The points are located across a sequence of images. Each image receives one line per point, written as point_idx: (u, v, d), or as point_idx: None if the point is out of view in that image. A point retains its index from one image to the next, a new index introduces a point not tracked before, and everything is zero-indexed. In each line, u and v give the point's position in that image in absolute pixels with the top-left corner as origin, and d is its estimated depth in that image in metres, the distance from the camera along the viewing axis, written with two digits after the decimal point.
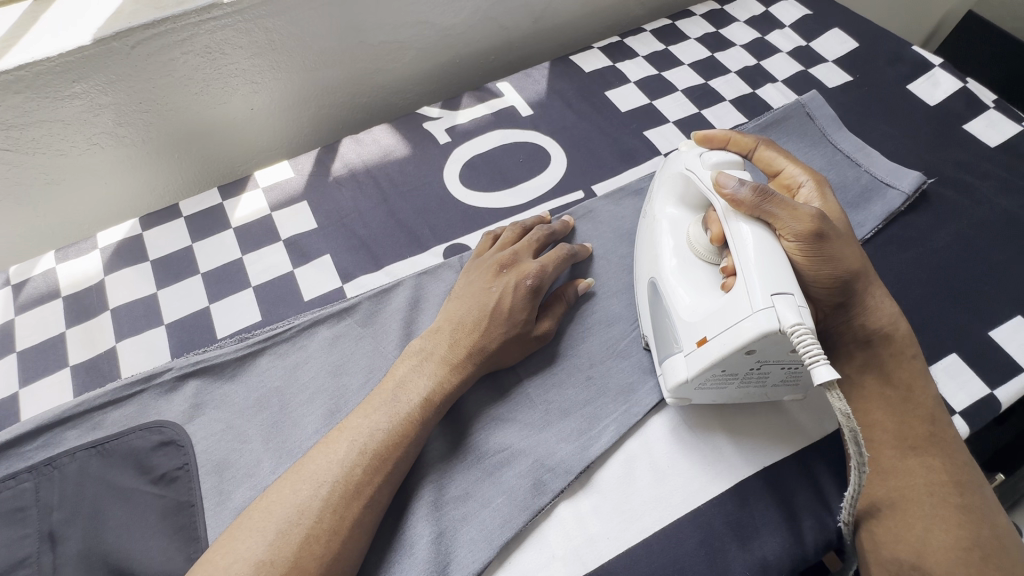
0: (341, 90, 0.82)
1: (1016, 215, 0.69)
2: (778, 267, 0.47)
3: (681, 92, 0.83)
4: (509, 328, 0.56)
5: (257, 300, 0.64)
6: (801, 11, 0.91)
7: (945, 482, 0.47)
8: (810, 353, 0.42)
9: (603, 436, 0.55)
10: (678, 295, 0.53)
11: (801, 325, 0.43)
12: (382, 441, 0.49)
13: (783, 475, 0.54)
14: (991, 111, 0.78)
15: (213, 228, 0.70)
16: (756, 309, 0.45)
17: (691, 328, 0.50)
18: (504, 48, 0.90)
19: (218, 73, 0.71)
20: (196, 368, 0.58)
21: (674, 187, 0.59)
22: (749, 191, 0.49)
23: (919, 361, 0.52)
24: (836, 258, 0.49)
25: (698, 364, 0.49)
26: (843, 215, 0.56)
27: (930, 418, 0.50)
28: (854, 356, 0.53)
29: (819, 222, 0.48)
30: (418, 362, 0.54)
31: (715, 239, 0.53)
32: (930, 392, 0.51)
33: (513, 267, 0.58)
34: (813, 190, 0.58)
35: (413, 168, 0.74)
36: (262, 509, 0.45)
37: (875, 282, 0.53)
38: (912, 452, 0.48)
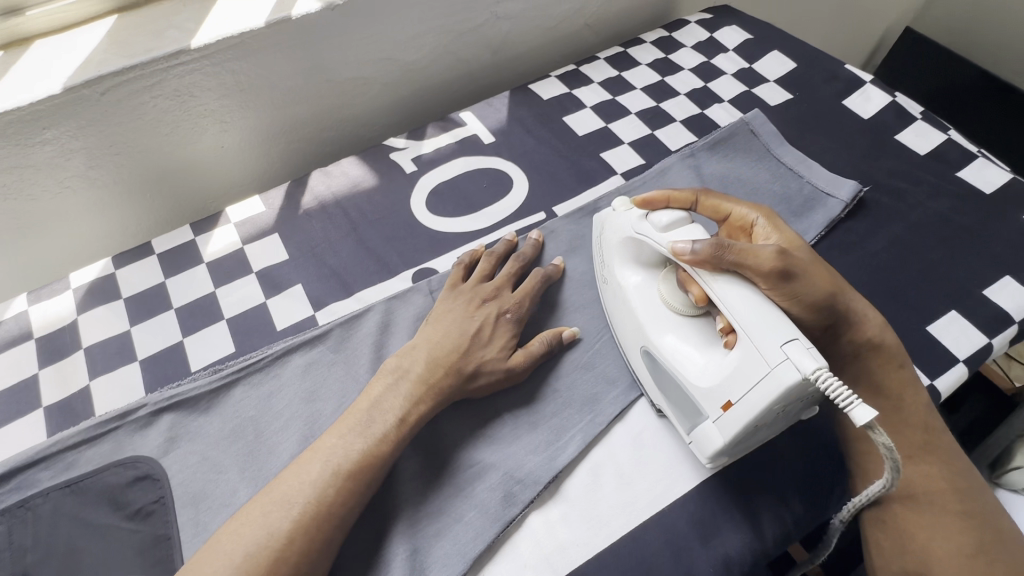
0: (310, 125, 0.85)
1: (946, 217, 0.74)
2: (771, 319, 0.48)
3: (634, 115, 0.87)
4: (488, 356, 0.58)
5: (231, 332, 0.66)
6: (743, 35, 0.98)
7: (943, 489, 0.53)
8: (842, 397, 0.42)
9: (569, 446, 0.57)
10: (688, 356, 0.55)
11: (822, 368, 0.44)
12: (357, 463, 0.50)
13: (741, 473, 0.56)
14: (918, 122, 0.84)
15: (186, 264, 0.71)
16: (773, 365, 0.46)
17: (711, 395, 0.51)
18: (466, 80, 0.95)
19: (188, 115, 0.73)
20: (169, 403, 0.59)
21: (635, 252, 0.62)
22: (707, 246, 0.52)
23: (908, 372, 0.57)
24: (812, 286, 0.52)
25: (731, 428, 0.50)
26: (802, 242, 0.60)
27: (924, 427, 0.56)
28: (845, 368, 0.57)
29: (780, 260, 0.51)
30: (393, 381, 0.56)
31: (700, 300, 0.55)
32: (922, 400, 0.56)
33: (494, 300, 0.62)
34: (767, 225, 0.61)
35: (382, 197, 0.77)
36: (222, 539, 0.46)
37: (853, 295, 0.57)
38: (909, 461, 0.55)
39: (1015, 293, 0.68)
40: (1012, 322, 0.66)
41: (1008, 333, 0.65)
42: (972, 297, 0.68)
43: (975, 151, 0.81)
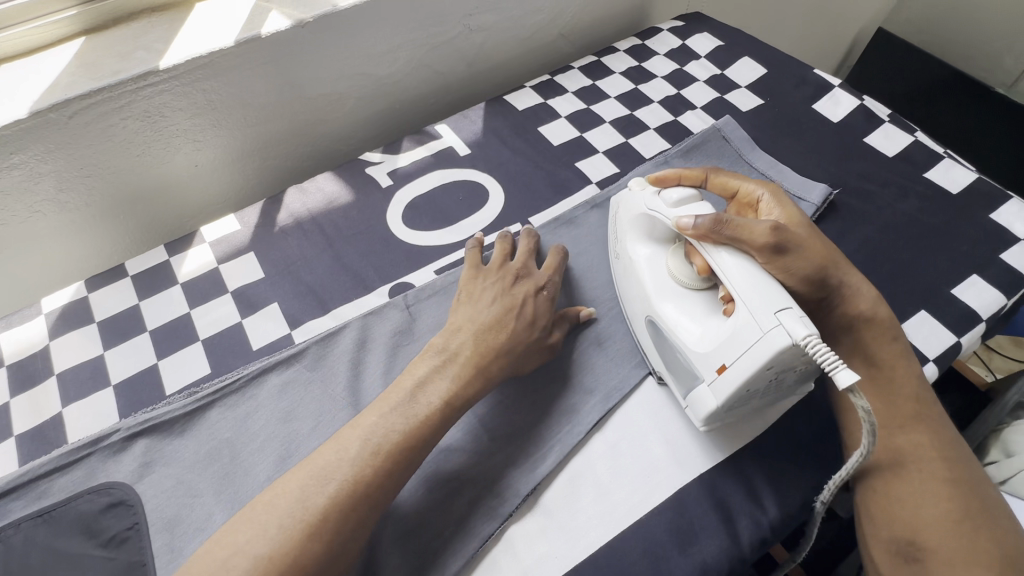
0: (285, 141, 0.85)
1: (914, 218, 0.76)
2: (767, 289, 0.50)
3: (608, 124, 0.88)
4: (535, 334, 0.60)
5: (206, 353, 0.65)
6: (714, 42, 0.99)
7: (932, 457, 0.53)
8: (828, 361, 0.44)
9: (547, 457, 0.57)
10: (684, 326, 0.57)
11: (812, 335, 0.46)
12: (398, 445, 0.50)
13: (718, 479, 0.57)
14: (886, 124, 0.86)
15: (161, 285, 0.71)
16: (765, 330, 0.48)
17: (706, 358, 0.53)
18: (442, 92, 0.95)
19: (159, 135, 0.73)
20: (143, 427, 0.58)
21: (645, 227, 0.64)
22: (707, 221, 0.54)
23: (900, 343, 0.58)
24: (804, 260, 0.55)
25: (723, 391, 0.51)
26: (803, 217, 0.62)
27: (914, 397, 0.56)
28: (842, 341, 0.58)
29: (775, 235, 0.53)
30: (436, 364, 0.55)
31: (703, 270, 0.57)
32: (913, 372, 0.57)
33: (525, 280, 0.63)
34: (772, 200, 0.63)
35: (357, 212, 0.77)
36: (256, 512, 0.46)
37: (850, 270, 0.59)
38: (899, 430, 0.55)
39: (982, 291, 0.69)
40: (980, 320, 0.67)
41: (976, 331, 0.67)
42: (940, 297, 0.69)
43: (942, 152, 0.82)
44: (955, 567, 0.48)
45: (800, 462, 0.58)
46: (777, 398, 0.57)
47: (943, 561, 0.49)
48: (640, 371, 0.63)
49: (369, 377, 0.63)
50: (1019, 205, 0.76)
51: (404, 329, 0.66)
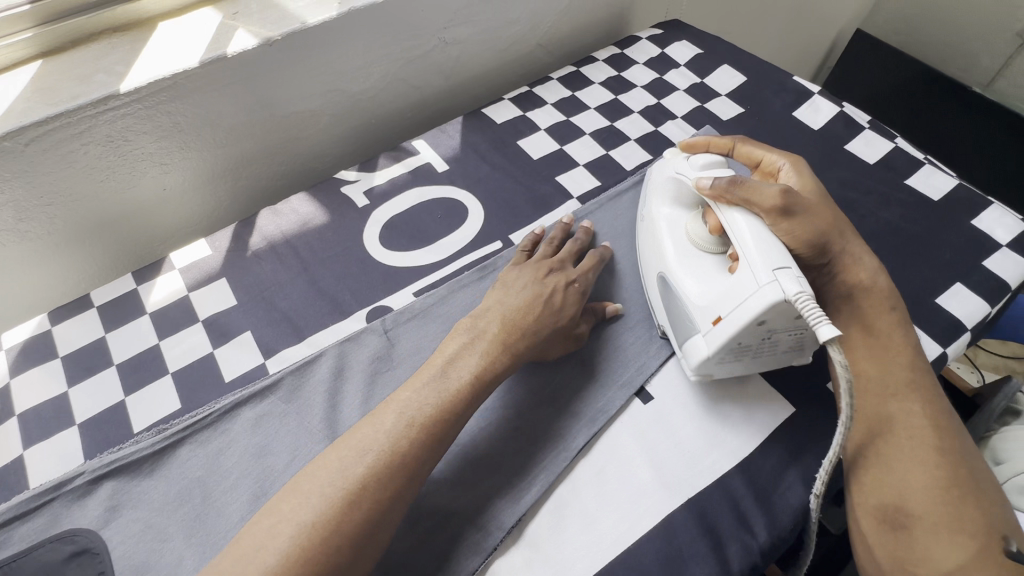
0: (257, 161, 0.82)
1: (897, 226, 0.75)
2: (770, 248, 0.51)
3: (589, 136, 0.87)
4: (562, 321, 0.61)
5: (176, 387, 0.63)
6: (693, 50, 0.98)
7: (923, 426, 0.52)
8: (812, 315, 0.45)
9: (531, 487, 0.56)
10: (687, 281, 0.58)
11: (803, 293, 0.47)
12: (431, 418, 0.52)
13: (707, 503, 0.55)
14: (866, 131, 0.85)
15: (128, 316, 0.68)
16: (761, 285, 0.49)
17: (705, 310, 0.55)
18: (419, 106, 0.93)
19: (124, 159, 0.70)
20: (109, 469, 0.56)
21: (670, 190, 0.65)
22: (722, 181, 0.56)
23: (896, 312, 0.57)
24: (809, 223, 0.55)
25: (715, 341, 0.53)
26: (819, 189, 0.62)
27: (910, 365, 0.55)
28: (841, 309, 0.57)
29: (784, 197, 0.54)
30: (466, 341, 0.58)
31: (714, 230, 0.59)
32: (909, 341, 0.56)
33: (559, 272, 0.65)
34: (791, 170, 0.64)
35: (333, 234, 0.75)
36: (303, 481, 0.48)
37: (855, 240, 0.59)
38: (893, 399, 0.53)
39: (966, 299, 0.69)
40: (965, 329, 0.67)
41: (961, 340, 0.66)
42: (925, 306, 0.68)
43: (922, 158, 0.82)
44: (942, 534, 0.47)
45: (788, 483, 0.56)
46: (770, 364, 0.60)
47: (930, 528, 0.48)
48: (626, 392, 0.61)
49: (347, 407, 0.61)
50: (999, 210, 0.76)
51: (382, 355, 0.64)
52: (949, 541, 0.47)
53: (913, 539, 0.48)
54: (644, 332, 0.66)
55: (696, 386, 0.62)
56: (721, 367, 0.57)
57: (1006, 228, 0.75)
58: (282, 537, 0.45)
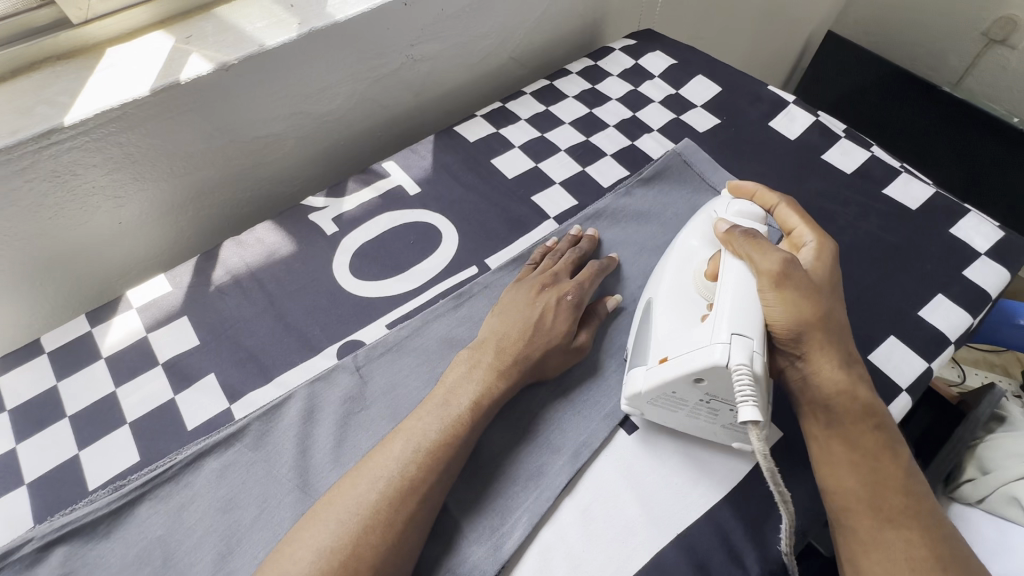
0: (219, 189, 0.79)
1: (877, 237, 0.75)
2: (744, 314, 0.51)
3: (564, 152, 0.85)
4: (552, 338, 0.60)
5: (134, 438, 0.59)
6: (666, 61, 0.97)
7: (924, 557, 0.48)
8: (742, 392, 0.47)
9: (515, 530, 0.53)
10: (663, 317, 0.57)
11: (745, 365, 0.48)
12: (439, 441, 0.52)
13: (697, 540, 0.53)
14: (842, 140, 0.85)
15: (82, 361, 0.64)
16: (715, 341, 0.50)
17: (658, 346, 0.55)
18: (389, 125, 0.91)
19: (74, 195, 0.66)
20: (61, 534, 0.52)
21: (702, 227, 0.63)
22: (739, 230, 0.57)
23: (884, 428, 0.54)
24: (795, 307, 0.53)
25: (655, 376, 0.53)
26: (835, 281, 0.59)
27: (904, 488, 0.51)
28: (819, 414, 0.54)
29: (784, 268, 0.53)
30: (467, 370, 0.58)
31: (711, 275, 0.57)
32: (902, 461, 0.53)
33: (552, 287, 0.64)
34: (812, 250, 0.60)
35: (301, 264, 0.72)
36: (325, 508, 0.49)
37: (844, 342, 0.55)
38: (888, 524, 0.50)
39: (948, 311, 0.68)
40: (949, 342, 0.66)
41: (946, 353, 0.66)
42: (908, 319, 0.68)
43: (898, 167, 0.82)
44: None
45: (778, 514, 0.55)
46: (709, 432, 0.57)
47: None
48: (610, 423, 0.59)
49: (319, 452, 0.57)
50: (977, 217, 0.76)
51: (355, 394, 0.61)
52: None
53: None
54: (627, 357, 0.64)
55: None
56: (653, 411, 0.56)
57: (984, 236, 0.74)
58: (302, 562, 0.45)
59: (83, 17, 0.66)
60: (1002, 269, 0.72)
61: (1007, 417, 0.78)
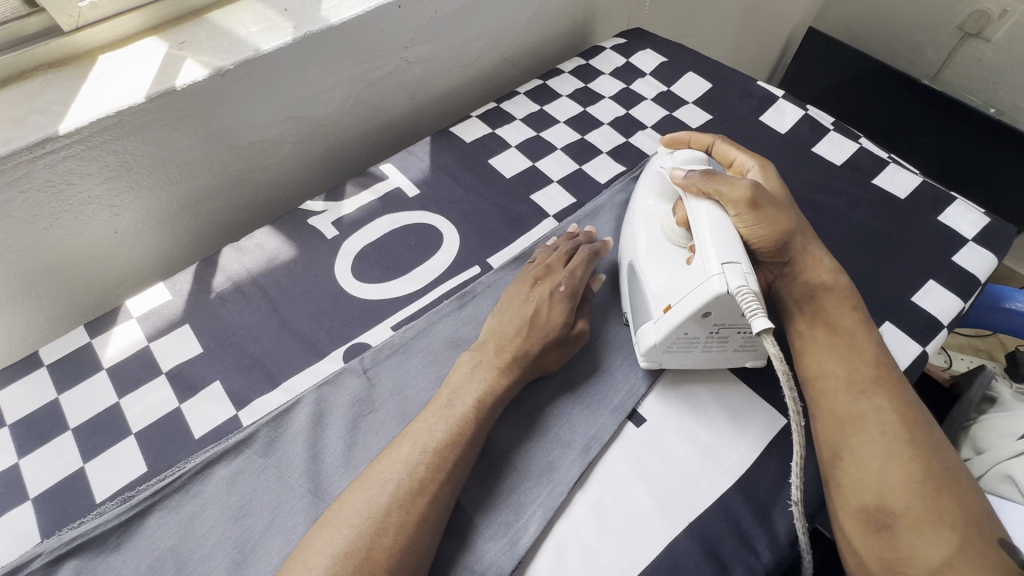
0: (215, 195, 0.78)
1: (869, 226, 0.77)
2: (727, 244, 0.55)
3: (560, 151, 0.86)
4: (548, 331, 0.60)
5: (141, 449, 0.58)
6: (657, 58, 0.98)
7: (894, 420, 0.52)
8: (750, 308, 0.50)
9: (531, 526, 0.53)
10: (650, 270, 0.60)
11: (745, 287, 0.51)
12: (445, 441, 0.52)
13: (709, 528, 0.54)
14: (831, 133, 0.87)
15: (83, 373, 0.63)
16: (710, 275, 0.53)
17: (658, 298, 0.58)
18: (385, 128, 0.91)
19: (69, 205, 0.65)
20: (70, 548, 0.51)
21: (653, 182, 0.68)
22: (697, 174, 0.61)
23: (857, 311, 0.60)
24: (773, 222, 0.60)
25: (664, 327, 0.57)
26: (785, 193, 0.66)
27: (875, 364, 0.56)
28: (803, 309, 0.61)
29: (754, 191, 0.58)
30: (470, 370, 0.58)
31: (682, 221, 0.61)
32: (872, 341, 0.58)
33: (545, 278, 0.64)
34: (759, 172, 0.68)
35: (302, 269, 0.72)
36: (335, 514, 0.49)
37: (812, 243, 0.63)
38: (861, 395, 0.54)
39: (940, 297, 0.70)
40: (942, 327, 0.68)
41: (940, 337, 0.67)
42: (902, 305, 0.69)
43: (886, 157, 0.84)
44: (924, 531, 0.47)
45: (786, 499, 0.56)
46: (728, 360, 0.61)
47: (910, 524, 0.47)
48: (618, 416, 0.60)
49: (330, 456, 0.57)
50: (963, 205, 0.78)
51: (363, 397, 0.61)
52: (931, 538, 0.47)
53: (897, 536, 0.48)
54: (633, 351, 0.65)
55: (687, 405, 0.61)
56: (667, 359, 0.60)
57: (971, 223, 0.76)
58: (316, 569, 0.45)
59: (74, 25, 0.65)
60: (989, 254, 0.74)
61: (997, 397, 0.80)
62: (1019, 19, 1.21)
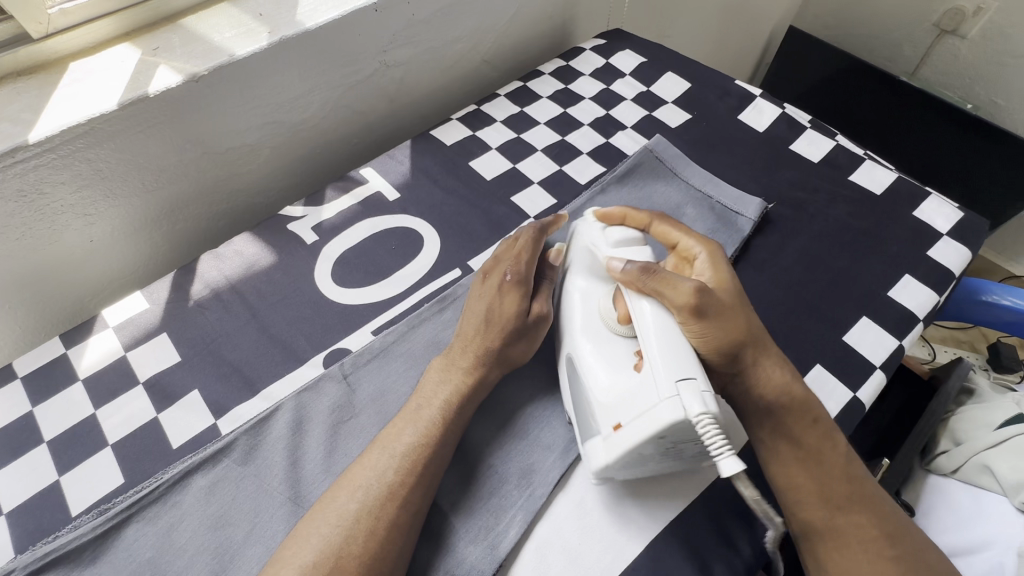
0: (193, 202, 0.78)
1: (846, 223, 0.77)
2: (681, 358, 0.48)
3: (541, 152, 0.86)
4: (505, 326, 0.59)
5: (117, 460, 0.57)
6: (637, 59, 0.99)
7: (875, 536, 0.50)
8: (716, 445, 0.43)
9: (511, 529, 0.53)
10: (594, 370, 0.54)
11: (706, 414, 0.44)
12: (416, 446, 0.52)
13: (690, 526, 0.54)
14: (808, 131, 0.87)
15: (59, 385, 0.63)
16: (664, 399, 0.46)
17: (606, 411, 0.51)
18: (365, 131, 0.90)
19: (41, 215, 0.64)
20: (45, 562, 0.50)
21: (585, 261, 0.62)
22: (636, 269, 0.55)
23: (821, 421, 0.54)
24: (724, 329, 0.53)
25: (615, 449, 0.49)
26: (735, 281, 0.59)
27: (846, 474, 0.53)
28: (763, 422, 0.54)
29: (699, 295, 0.52)
30: (442, 373, 0.58)
31: (624, 318, 0.55)
32: (839, 448, 0.53)
33: (492, 271, 0.63)
34: (706, 261, 0.60)
35: (282, 275, 0.71)
36: (307, 522, 0.49)
37: (763, 345, 0.56)
38: (840, 513, 0.51)
39: (916, 291, 0.71)
40: (917, 321, 0.69)
41: (915, 331, 0.68)
42: (879, 300, 0.70)
43: (862, 154, 0.85)
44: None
45: None
46: (682, 463, 0.54)
47: None
48: None
49: (310, 462, 0.57)
50: (938, 200, 0.79)
51: (343, 403, 0.61)
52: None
53: None
54: None
55: None
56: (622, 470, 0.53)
57: (945, 218, 0.78)
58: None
59: (43, 32, 0.64)
60: (963, 248, 0.75)
61: (975, 389, 0.82)
62: (993, 16, 1.23)
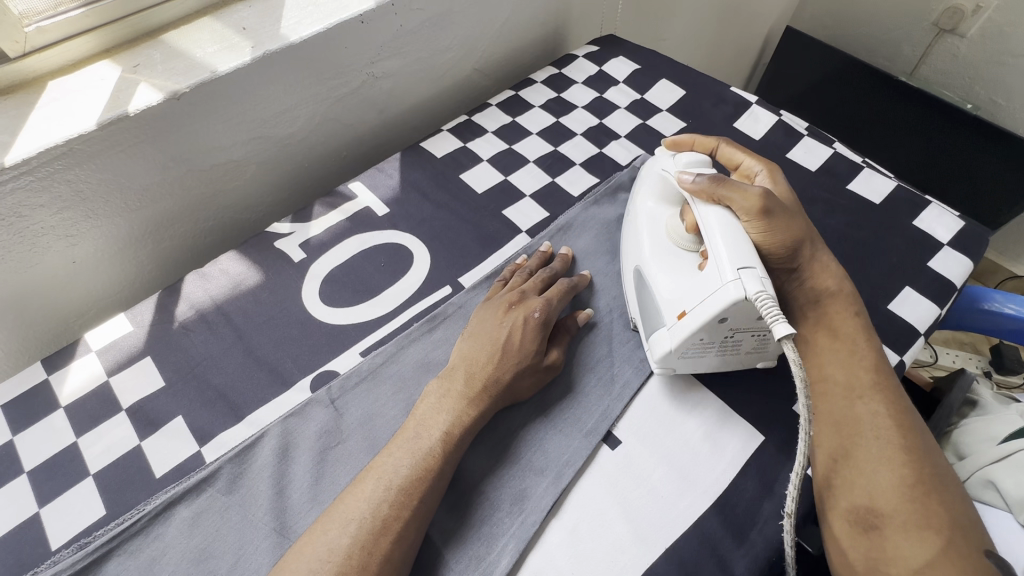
0: (179, 220, 0.76)
1: (844, 233, 0.76)
2: (739, 247, 0.54)
3: (533, 163, 0.84)
4: (520, 365, 0.58)
5: (99, 490, 0.56)
6: (631, 66, 0.97)
7: (890, 425, 0.53)
8: (771, 314, 0.50)
9: (502, 558, 0.52)
10: (660, 278, 0.60)
11: (763, 292, 0.51)
12: (413, 478, 0.51)
13: (685, 554, 0.52)
14: (805, 138, 0.86)
15: (40, 413, 0.61)
16: (726, 281, 0.53)
17: (671, 304, 0.57)
18: (355, 144, 0.89)
19: (21, 238, 0.63)
20: None
21: (655, 186, 0.68)
22: (706, 180, 0.59)
23: (862, 320, 0.60)
24: (787, 229, 0.59)
25: (679, 334, 0.56)
26: (793, 196, 0.66)
27: (874, 368, 0.57)
28: (807, 314, 0.61)
29: (764, 199, 0.57)
30: (437, 400, 0.57)
31: (691, 228, 0.61)
32: (872, 346, 0.58)
33: (520, 304, 0.62)
34: (766, 177, 0.67)
35: (269, 295, 0.70)
36: (292, 560, 0.47)
37: (819, 248, 0.63)
38: (860, 400, 0.55)
39: (916, 304, 0.69)
40: (919, 334, 0.67)
41: (917, 345, 0.67)
42: (879, 313, 0.69)
43: (861, 162, 0.83)
44: (909, 531, 0.47)
45: (764, 517, 0.55)
46: (744, 360, 0.61)
47: (900, 531, 0.47)
48: (593, 439, 0.58)
49: (296, 491, 0.56)
50: (938, 209, 0.78)
51: (331, 428, 0.59)
52: (916, 540, 0.47)
53: (885, 539, 0.47)
54: (606, 370, 0.64)
55: (663, 424, 0.60)
56: (682, 364, 0.60)
57: (945, 227, 0.76)
58: None
59: (21, 50, 0.63)
60: (965, 259, 0.73)
61: (978, 400, 0.80)
62: (993, 14, 1.22)
